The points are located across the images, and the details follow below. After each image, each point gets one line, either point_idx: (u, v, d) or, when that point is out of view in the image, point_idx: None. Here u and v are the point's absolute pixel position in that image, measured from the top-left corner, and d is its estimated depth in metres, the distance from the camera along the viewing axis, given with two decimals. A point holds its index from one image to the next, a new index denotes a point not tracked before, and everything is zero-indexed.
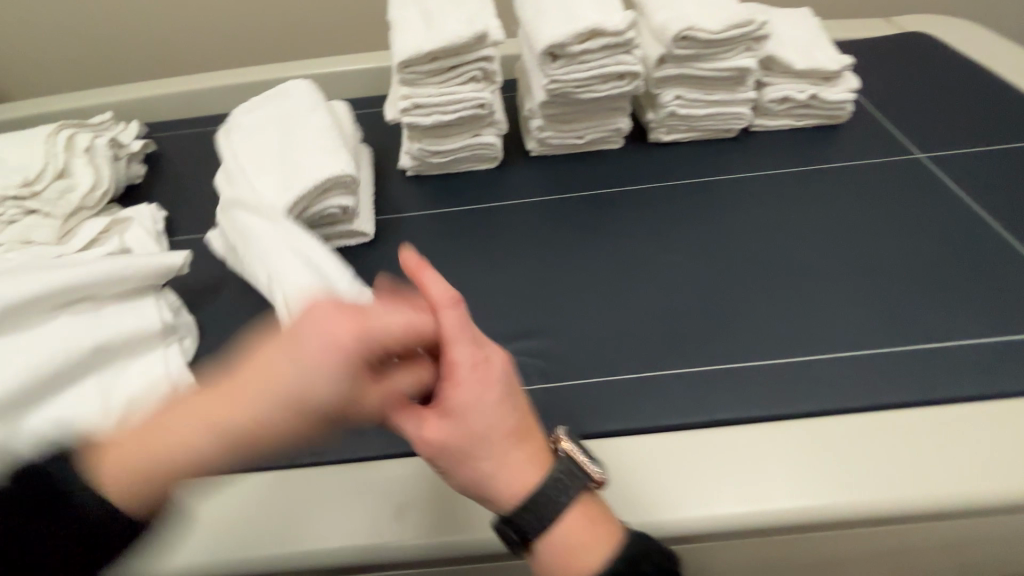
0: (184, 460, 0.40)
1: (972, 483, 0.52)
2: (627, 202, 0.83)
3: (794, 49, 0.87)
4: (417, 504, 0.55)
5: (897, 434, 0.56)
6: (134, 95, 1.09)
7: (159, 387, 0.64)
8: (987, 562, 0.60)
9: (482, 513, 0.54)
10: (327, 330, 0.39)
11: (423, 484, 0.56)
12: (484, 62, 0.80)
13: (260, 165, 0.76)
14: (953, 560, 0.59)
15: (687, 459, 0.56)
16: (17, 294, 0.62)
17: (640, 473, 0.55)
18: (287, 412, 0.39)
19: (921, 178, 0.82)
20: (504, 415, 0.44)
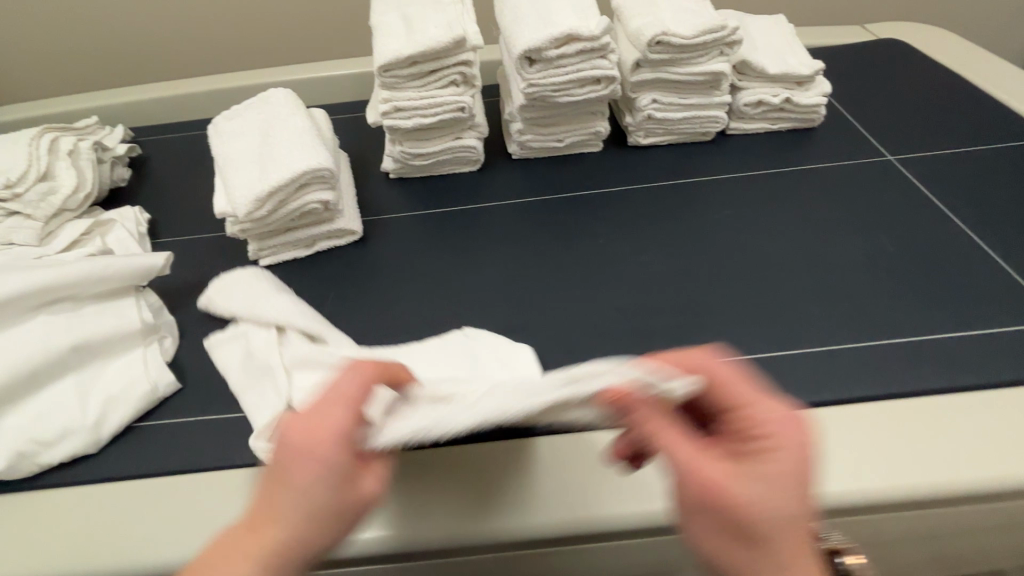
0: None
1: (937, 474, 0.53)
2: (605, 203, 0.85)
3: (767, 54, 0.90)
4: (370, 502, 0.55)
5: (866, 426, 0.57)
6: (121, 99, 1.10)
7: (139, 386, 0.65)
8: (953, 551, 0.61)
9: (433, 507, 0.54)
10: (304, 448, 0.40)
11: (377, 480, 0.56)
12: (463, 66, 0.82)
13: (237, 163, 0.78)
14: (921, 548, 0.60)
15: None
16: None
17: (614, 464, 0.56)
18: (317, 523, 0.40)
19: (893, 180, 0.84)
20: (801, 509, 0.41)
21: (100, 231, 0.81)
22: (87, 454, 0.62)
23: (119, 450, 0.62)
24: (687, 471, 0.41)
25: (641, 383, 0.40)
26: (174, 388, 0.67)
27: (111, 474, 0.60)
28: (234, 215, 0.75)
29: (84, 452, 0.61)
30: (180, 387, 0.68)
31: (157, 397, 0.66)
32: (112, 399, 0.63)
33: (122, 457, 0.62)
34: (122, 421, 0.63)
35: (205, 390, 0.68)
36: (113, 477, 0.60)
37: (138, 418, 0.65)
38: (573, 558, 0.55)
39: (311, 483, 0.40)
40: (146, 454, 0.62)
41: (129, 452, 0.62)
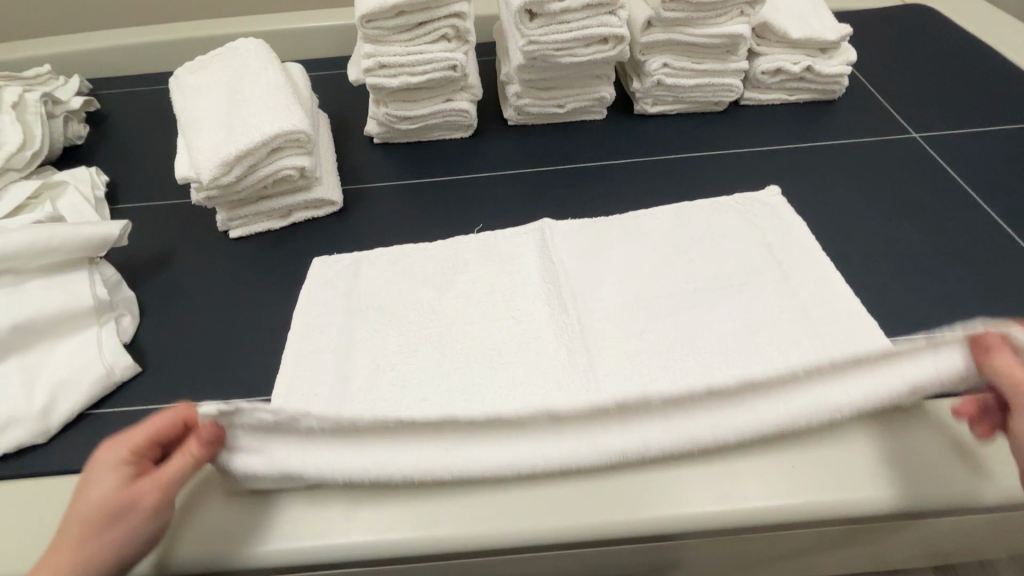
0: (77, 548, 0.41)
1: (954, 488, 0.49)
2: (609, 177, 0.79)
3: (792, 16, 0.81)
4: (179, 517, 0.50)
5: (894, 429, 0.52)
6: (77, 48, 1.00)
7: (90, 371, 0.58)
8: (952, 537, 0.61)
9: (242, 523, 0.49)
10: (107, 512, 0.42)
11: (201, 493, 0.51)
12: (455, 19, 0.73)
13: (203, 120, 0.69)
14: (924, 537, 0.58)
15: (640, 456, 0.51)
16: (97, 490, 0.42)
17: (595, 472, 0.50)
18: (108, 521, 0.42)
19: (916, 158, 0.79)
20: None
21: (49, 194, 0.73)
22: (33, 445, 0.56)
23: (71, 440, 0.57)
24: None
25: (1004, 331, 0.46)
26: (133, 372, 0.61)
27: (59, 468, 0.55)
28: (197, 181, 0.67)
29: (30, 444, 0.55)
30: (140, 370, 0.62)
31: (112, 382, 0.60)
32: (60, 386, 0.57)
33: (74, 447, 0.56)
34: (73, 409, 0.57)
35: (166, 374, 0.62)
36: (61, 471, 0.55)
37: (93, 405, 0.59)
38: (510, 565, 0.53)
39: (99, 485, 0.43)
40: (96, 445, 0.56)
41: (80, 443, 0.56)
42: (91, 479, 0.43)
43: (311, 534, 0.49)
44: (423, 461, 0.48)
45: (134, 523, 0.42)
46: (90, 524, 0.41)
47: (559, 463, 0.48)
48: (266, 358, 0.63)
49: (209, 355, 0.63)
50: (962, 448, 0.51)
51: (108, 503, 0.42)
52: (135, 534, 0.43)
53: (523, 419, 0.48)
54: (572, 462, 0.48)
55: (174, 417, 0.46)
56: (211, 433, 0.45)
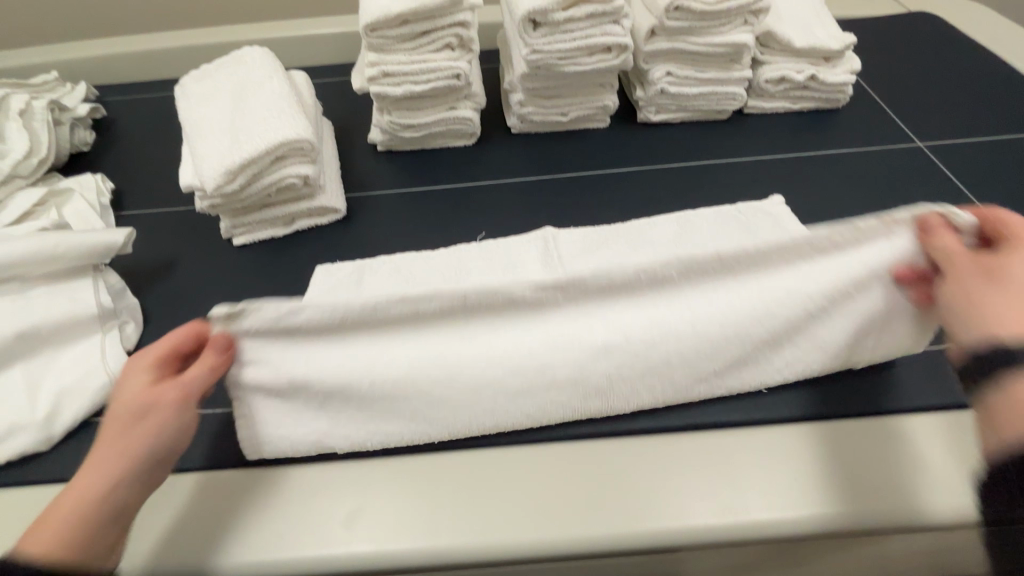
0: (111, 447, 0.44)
1: (887, 507, 0.49)
2: (613, 185, 0.79)
3: (795, 25, 0.81)
4: (193, 528, 0.51)
5: (880, 441, 0.52)
6: (84, 55, 1.01)
7: (94, 379, 0.59)
8: None
9: (255, 534, 0.50)
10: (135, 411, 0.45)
11: (214, 505, 0.52)
12: (459, 28, 0.73)
13: (208, 129, 0.70)
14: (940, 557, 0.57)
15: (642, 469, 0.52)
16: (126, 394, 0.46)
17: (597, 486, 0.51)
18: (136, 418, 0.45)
19: (921, 168, 0.78)
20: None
21: (55, 201, 0.74)
22: (36, 454, 0.56)
23: (74, 448, 0.57)
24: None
25: (944, 213, 0.51)
26: None
27: (63, 478, 0.55)
28: (201, 189, 0.67)
29: (33, 452, 0.55)
30: None
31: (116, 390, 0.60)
32: (64, 394, 0.57)
33: (77, 456, 0.56)
34: (76, 417, 0.57)
35: None
36: (64, 480, 0.55)
37: (96, 413, 0.59)
38: None
39: (126, 391, 0.46)
40: None
41: (84, 452, 0.56)
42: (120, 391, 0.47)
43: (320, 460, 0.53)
44: (429, 356, 0.53)
45: (180, 420, 0.47)
46: (119, 422, 0.45)
47: (540, 354, 0.53)
48: None
49: None
50: (946, 463, 0.51)
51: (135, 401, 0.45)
52: (161, 431, 0.46)
53: (500, 295, 0.53)
54: (552, 352, 0.54)
55: (187, 331, 0.50)
56: (223, 340, 0.50)
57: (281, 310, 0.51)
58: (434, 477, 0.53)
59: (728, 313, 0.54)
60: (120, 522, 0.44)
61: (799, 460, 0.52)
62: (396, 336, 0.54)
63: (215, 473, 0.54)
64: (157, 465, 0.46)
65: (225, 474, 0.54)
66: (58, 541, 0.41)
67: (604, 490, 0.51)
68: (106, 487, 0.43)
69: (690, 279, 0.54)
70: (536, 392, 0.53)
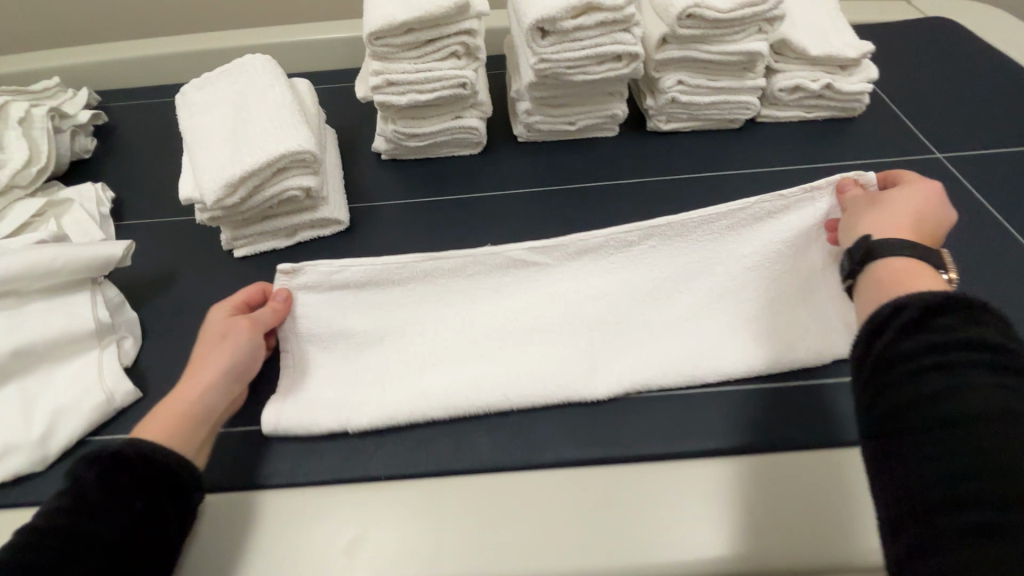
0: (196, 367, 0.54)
1: (862, 544, 0.48)
2: (622, 196, 0.77)
3: (811, 32, 0.79)
4: (198, 555, 0.50)
5: None
6: (86, 59, 0.99)
7: (90, 397, 0.57)
8: None
9: (259, 562, 0.50)
10: (214, 340, 0.55)
11: (217, 531, 0.51)
12: (465, 36, 0.71)
13: (208, 140, 0.68)
14: None
15: (652, 499, 0.51)
16: (210, 328, 0.57)
17: (606, 517, 0.50)
18: (217, 345, 0.55)
19: (941, 180, 0.76)
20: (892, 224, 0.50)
21: (54, 212, 0.73)
22: (30, 474, 0.55)
23: (70, 469, 0.55)
24: (930, 218, 0.51)
25: (855, 176, 0.61)
26: (133, 398, 0.60)
27: None
28: (201, 201, 0.66)
29: (27, 473, 0.54)
30: (140, 396, 0.60)
31: (112, 409, 0.58)
32: (59, 413, 0.56)
33: None
34: (71, 437, 0.56)
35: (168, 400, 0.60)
36: None
37: (93, 432, 0.58)
38: None
39: (210, 326, 0.57)
40: None
41: None
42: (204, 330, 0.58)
43: (336, 420, 0.56)
44: (443, 311, 0.63)
45: (258, 350, 0.57)
46: (205, 347, 0.55)
47: (531, 306, 0.63)
48: (269, 384, 0.61)
49: None
50: None
51: (217, 332, 0.56)
52: (233, 357, 0.55)
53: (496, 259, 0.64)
54: (544, 304, 0.63)
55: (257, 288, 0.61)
56: (282, 293, 0.61)
57: (331, 268, 0.62)
58: (440, 503, 0.52)
59: (704, 265, 0.64)
60: (210, 428, 0.52)
61: (764, 492, 0.51)
62: (412, 305, 0.63)
63: (216, 497, 0.53)
64: (236, 385, 0.55)
65: (226, 498, 0.53)
66: (164, 431, 0.49)
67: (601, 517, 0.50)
68: (193, 396, 0.52)
69: (670, 233, 0.65)
70: (540, 339, 0.61)
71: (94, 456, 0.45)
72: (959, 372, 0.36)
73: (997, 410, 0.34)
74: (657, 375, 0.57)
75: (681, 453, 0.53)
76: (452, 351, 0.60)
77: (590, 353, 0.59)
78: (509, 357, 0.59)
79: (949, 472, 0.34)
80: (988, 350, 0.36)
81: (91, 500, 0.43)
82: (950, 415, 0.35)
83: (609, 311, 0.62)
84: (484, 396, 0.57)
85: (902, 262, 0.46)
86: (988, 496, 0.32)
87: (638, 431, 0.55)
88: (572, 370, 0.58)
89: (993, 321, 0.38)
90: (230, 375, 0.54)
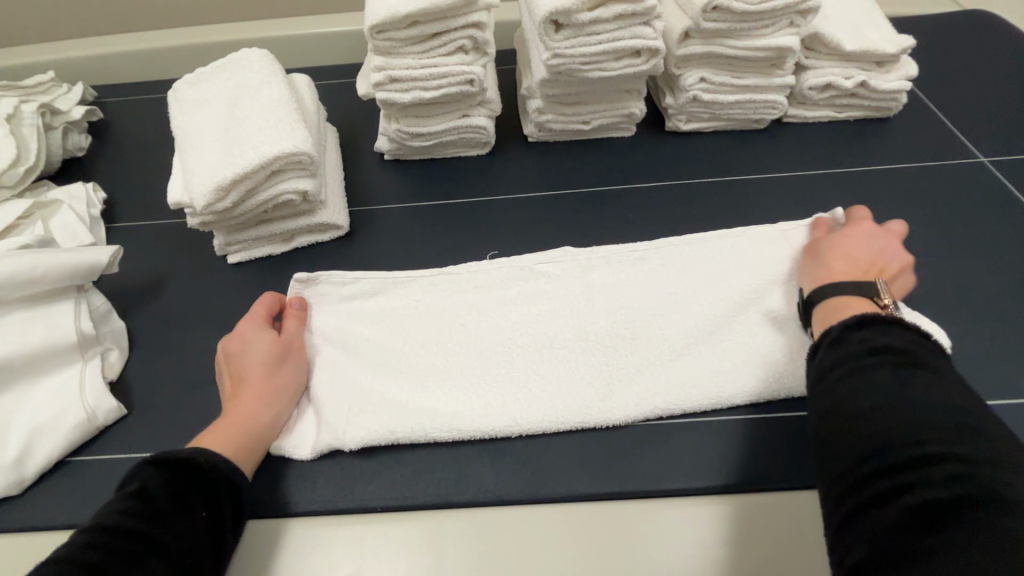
0: (264, 393, 0.51)
1: None
2: (639, 201, 0.72)
3: (845, 26, 0.73)
4: None
5: None
6: (81, 53, 0.96)
7: (71, 415, 0.54)
8: None
9: None
10: (272, 361, 0.53)
11: None
12: (474, 30, 0.67)
13: (200, 140, 0.65)
14: None
15: (669, 539, 0.47)
16: (256, 352, 0.53)
17: (619, 559, 0.46)
18: (277, 367, 0.53)
19: (985, 187, 0.70)
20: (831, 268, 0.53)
21: (41, 214, 0.69)
22: (7, 497, 0.52)
23: (49, 491, 0.52)
24: (868, 254, 0.54)
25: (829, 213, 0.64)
26: (118, 415, 0.56)
27: (34, 524, 0.50)
28: (191, 205, 0.62)
29: (4, 495, 0.51)
30: (125, 412, 0.57)
31: (94, 427, 0.55)
32: (37, 432, 0.53)
33: (51, 500, 0.52)
34: (50, 457, 0.53)
35: (154, 417, 0.57)
36: (36, 526, 0.50)
37: (73, 451, 0.55)
38: None
39: (252, 349, 0.53)
40: (74, 498, 0.52)
41: (58, 495, 0.52)
42: (240, 354, 0.53)
43: (336, 430, 0.53)
44: (447, 318, 0.60)
45: (296, 365, 0.55)
46: (265, 371, 0.52)
47: (535, 315, 0.59)
48: None
49: (198, 396, 0.58)
50: None
51: (269, 353, 0.53)
52: (296, 374, 0.55)
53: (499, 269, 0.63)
54: (550, 312, 0.59)
55: (269, 299, 0.58)
56: (302, 300, 0.60)
57: (344, 279, 0.62)
58: (438, 539, 0.48)
59: (720, 279, 0.60)
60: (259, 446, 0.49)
61: (794, 537, 0.46)
62: (413, 312, 0.60)
63: None
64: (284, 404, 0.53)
65: None
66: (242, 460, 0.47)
67: (618, 555, 0.46)
68: (272, 419, 0.51)
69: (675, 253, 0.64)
70: (552, 353, 0.56)
71: (160, 457, 0.42)
72: (869, 372, 0.39)
73: (898, 396, 0.36)
74: (680, 399, 0.53)
75: (709, 488, 0.49)
76: (456, 366, 0.56)
77: (604, 371, 0.55)
78: (518, 375, 0.55)
79: (858, 454, 0.35)
80: (895, 352, 0.39)
81: (159, 505, 0.40)
82: (850, 410, 0.38)
83: (623, 326, 0.58)
84: (487, 420, 0.52)
85: (838, 299, 0.49)
86: (889, 472, 0.33)
87: (655, 462, 0.50)
88: (588, 386, 0.54)
89: (910, 333, 0.40)
90: (294, 392, 0.54)
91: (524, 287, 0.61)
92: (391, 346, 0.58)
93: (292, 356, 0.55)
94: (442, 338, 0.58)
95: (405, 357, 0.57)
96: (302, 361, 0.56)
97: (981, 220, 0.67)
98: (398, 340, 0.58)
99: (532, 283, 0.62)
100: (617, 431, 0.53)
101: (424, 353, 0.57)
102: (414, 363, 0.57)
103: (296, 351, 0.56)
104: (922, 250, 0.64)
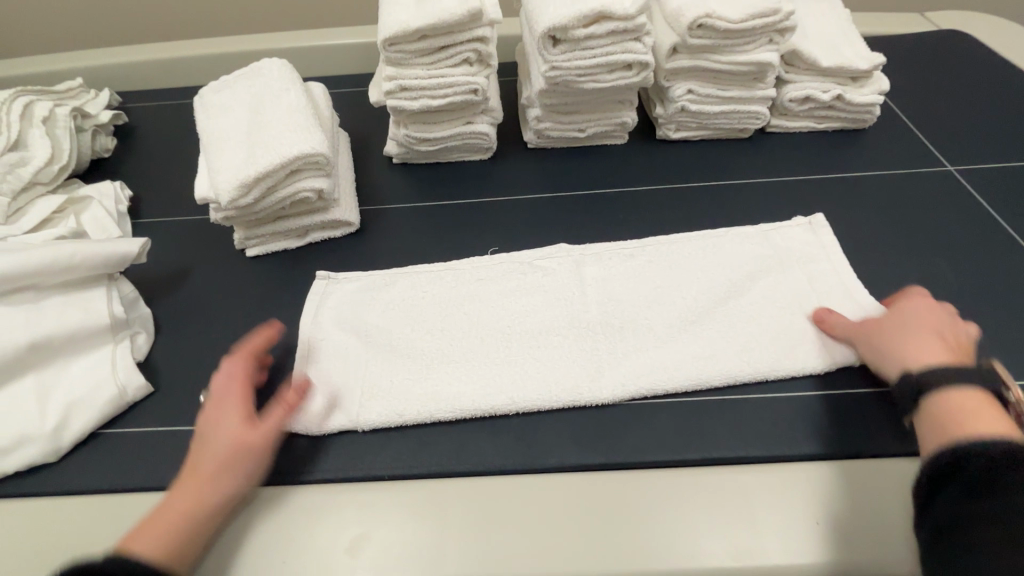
0: (208, 480, 0.49)
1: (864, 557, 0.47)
2: (630, 203, 0.77)
3: (822, 44, 0.79)
4: None
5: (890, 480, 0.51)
6: (107, 61, 1.02)
7: (104, 390, 0.59)
8: None
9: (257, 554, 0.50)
10: (234, 450, 0.50)
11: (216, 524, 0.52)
12: (478, 43, 0.72)
13: (224, 142, 0.70)
14: None
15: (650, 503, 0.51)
16: (224, 432, 0.51)
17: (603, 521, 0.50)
18: (235, 458, 0.50)
19: (951, 193, 0.76)
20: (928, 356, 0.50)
21: (73, 209, 0.74)
22: (44, 464, 0.56)
23: (82, 460, 0.57)
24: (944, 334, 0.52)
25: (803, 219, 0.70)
26: (145, 392, 0.61)
27: (68, 488, 0.55)
28: (216, 201, 0.67)
29: (41, 462, 0.56)
30: (152, 390, 0.62)
31: (124, 402, 0.60)
32: (72, 405, 0.57)
33: (84, 467, 0.56)
34: (83, 428, 0.57)
35: (178, 394, 0.62)
36: (70, 490, 0.55)
37: (103, 424, 0.59)
38: None
39: (222, 429, 0.51)
40: (105, 466, 0.56)
41: (89, 463, 0.57)
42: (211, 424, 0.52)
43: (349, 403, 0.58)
44: (451, 308, 0.65)
45: (266, 463, 0.52)
46: (221, 458, 0.50)
47: (532, 307, 0.64)
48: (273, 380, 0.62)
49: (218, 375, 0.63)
50: None
51: (234, 438, 0.51)
52: (250, 475, 0.51)
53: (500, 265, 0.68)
54: (546, 305, 0.64)
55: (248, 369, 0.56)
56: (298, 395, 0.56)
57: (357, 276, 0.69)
58: (437, 502, 0.52)
59: (703, 275, 0.65)
60: (197, 546, 0.47)
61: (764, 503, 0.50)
62: (420, 302, 0.65)
63: None
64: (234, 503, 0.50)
65: None
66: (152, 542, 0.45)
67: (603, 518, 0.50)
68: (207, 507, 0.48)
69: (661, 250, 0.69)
70: (546, 339, 0.61)
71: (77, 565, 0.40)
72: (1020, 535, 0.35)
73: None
74: (663, 380, 0.57)
75: (686, 459, 0.53)
76: (459, 351, 0.61)
77: (595, 356, 0.59)
78: (516, 359, 0.60)
79: None
80: None
81: None
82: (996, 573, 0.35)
83: (613, 316, 0.63)
84: (485, 396, 0.57)
85: (959, 394, 0.45)
86: None
87: (639, 436, 0.55)
88: (580, 371, 0.59)
89: None
90: (241, 489, 0.50)
91: (521, 283, 0.66)
92: (398, 332, 0.63)
93: (257, 453, 0.51)
94: (446, 325, 0.63)
95: (411, 343, 0.62)
96: (265, 457, 0.52)
97: (946, 224, 0.72)
98: (404, 327, 0.63)
99: (530, 279, 0.66)
100: (605, 409, 0.57)
101: (428, 338, 0.62)
102: (420, 347, 0.62)
103: (266, 451, 0.52)
104: (890, 251, 0.69)
